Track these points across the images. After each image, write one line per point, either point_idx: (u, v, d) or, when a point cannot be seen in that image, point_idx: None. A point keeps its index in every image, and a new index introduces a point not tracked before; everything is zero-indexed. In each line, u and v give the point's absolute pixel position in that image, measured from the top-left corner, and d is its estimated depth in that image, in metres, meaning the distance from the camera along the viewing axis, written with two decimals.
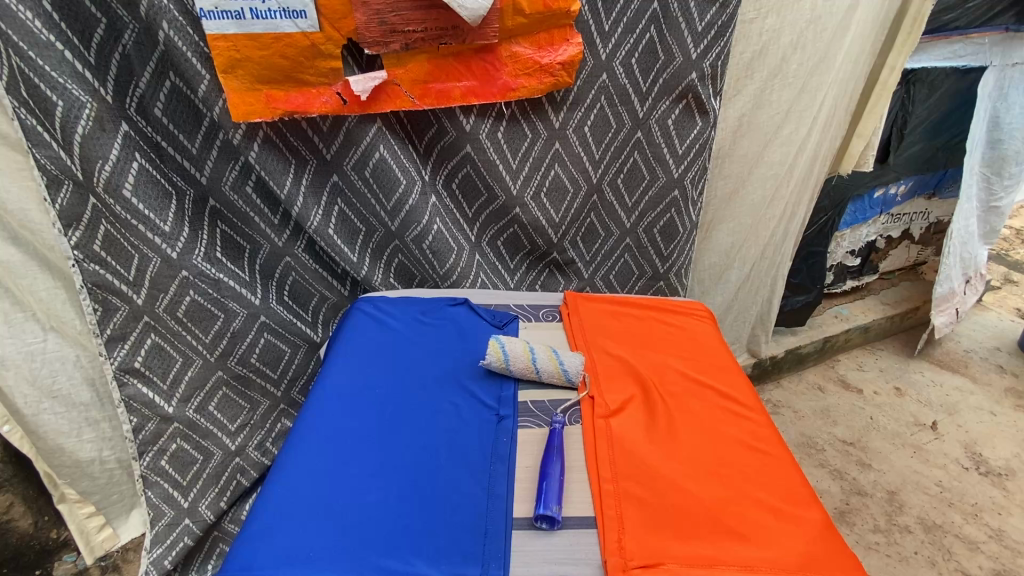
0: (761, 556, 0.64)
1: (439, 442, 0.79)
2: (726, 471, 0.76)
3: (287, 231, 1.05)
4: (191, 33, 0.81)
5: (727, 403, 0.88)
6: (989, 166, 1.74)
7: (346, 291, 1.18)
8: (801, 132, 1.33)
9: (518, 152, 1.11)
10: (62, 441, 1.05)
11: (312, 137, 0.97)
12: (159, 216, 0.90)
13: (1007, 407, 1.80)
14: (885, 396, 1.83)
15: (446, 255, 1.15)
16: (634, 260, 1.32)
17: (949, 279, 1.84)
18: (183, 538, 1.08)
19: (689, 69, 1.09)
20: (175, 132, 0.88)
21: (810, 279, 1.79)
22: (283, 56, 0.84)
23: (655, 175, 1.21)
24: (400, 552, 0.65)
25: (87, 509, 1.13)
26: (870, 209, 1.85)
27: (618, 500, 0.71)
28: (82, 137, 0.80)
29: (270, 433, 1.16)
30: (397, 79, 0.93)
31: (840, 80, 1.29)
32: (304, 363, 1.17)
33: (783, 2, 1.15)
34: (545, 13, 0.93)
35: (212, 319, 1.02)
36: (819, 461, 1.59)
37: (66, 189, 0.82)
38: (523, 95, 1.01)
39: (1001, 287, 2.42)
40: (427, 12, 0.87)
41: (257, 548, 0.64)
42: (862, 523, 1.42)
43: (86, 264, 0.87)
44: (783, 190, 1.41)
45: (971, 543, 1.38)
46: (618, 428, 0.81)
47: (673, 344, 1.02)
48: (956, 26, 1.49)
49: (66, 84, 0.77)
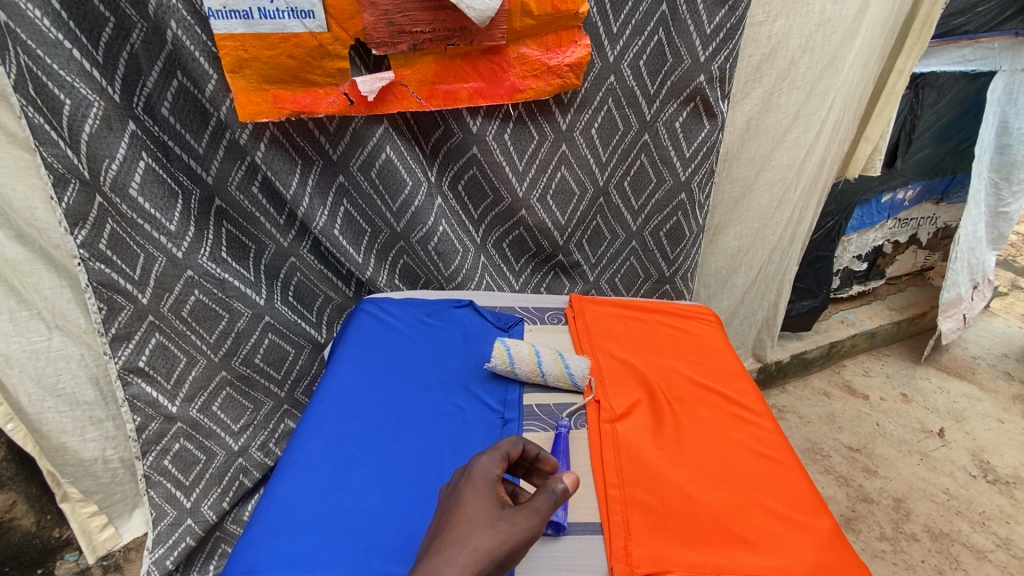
0: (769, 564, 0.63)
1: (443, 445, 0.79)
2: (734, 477, 0.75)
3: (292, 231, 1.05)
4: (199, 31, 0.81)
5: (735, 409, 0.87)
6: (998, 171, 1.72)
7: (350, 292, 1.19)
8: (809, 136, 1.32)
9: (525, 154, 1.10)
10: (66, 440, 1.05)
11: (318, 138, 0.97)
12: (165, 216, 0.90)
13: (1015, 415, 1.78)
14: (892, 402, 1.82)
15: (451, 256, 1.15)
16: (639, 263, 1.31)
17: (956, 284, 1.83)
18: (185, 538, 1.08)
19: (696, 72, 1.08)
20: (182, 131, 0.88)
21: (816, 284, 1.78)
22: (291, 55, 0.84)
23: (662, 178, 1.20)
24: (403, 556, 0.64)
25: (89, 508, 1.13)
26: (877, 213, 1.84)
27: (624, 506, 0.70)
28: (89, 136, 0.80)
29: (273, 435, 1.16)
30: (404, 80, 0.93)
31: (849, 83, 1.28)
32: (308, 363, 1.17)
33: (792, 5, 1.14)
34: (554, 14, 0.92)
35: (217, 319, 1.01)
36: (825, 467, 1.57)
37: (73, 188, 0.82)
38: (531, 96, 1.01)
39: (1009, 293, 2.40)
40: (435, 12, 0.86)
41: (259, 551, 0.63)
42: (869, 531, 1.40)
43: (91, 263, 0.87)
44: (792, 193, 1.39)
45: (979, 552, 1.36)
46: (625, 433, 0.80)
47: (679, 347, 1.02)
48: (966, 30, 1.47)
49: (73, 83, 0.76)
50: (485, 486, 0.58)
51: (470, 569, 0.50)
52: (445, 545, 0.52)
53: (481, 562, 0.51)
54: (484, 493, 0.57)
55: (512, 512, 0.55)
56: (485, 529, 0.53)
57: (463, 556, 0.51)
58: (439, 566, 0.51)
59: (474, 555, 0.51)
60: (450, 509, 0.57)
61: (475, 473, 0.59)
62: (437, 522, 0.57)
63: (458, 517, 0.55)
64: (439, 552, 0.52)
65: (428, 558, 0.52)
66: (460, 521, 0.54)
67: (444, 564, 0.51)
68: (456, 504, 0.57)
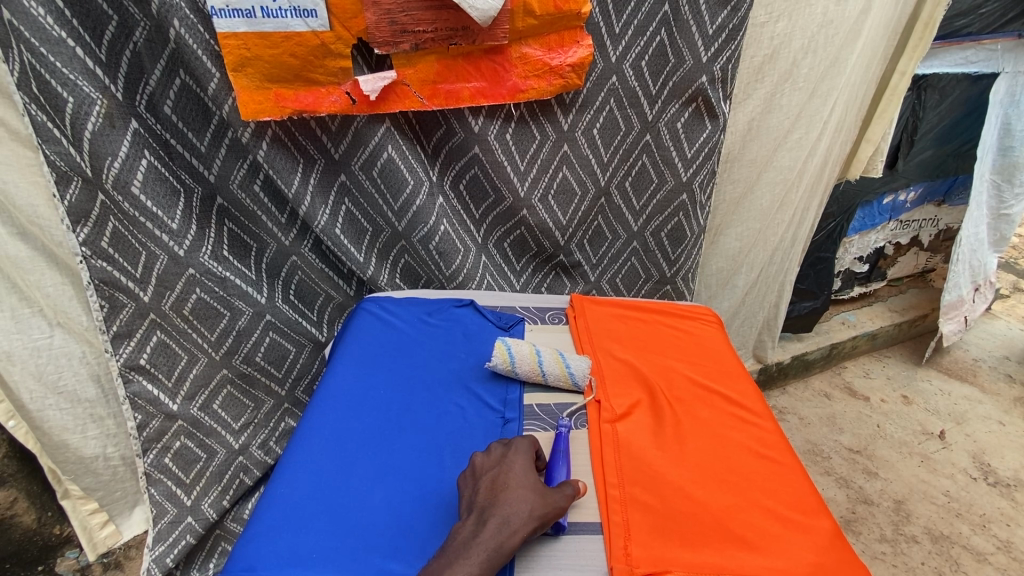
0: (769, 565, 0.63)
1: (443, 443, 0.79)
2: (734, 478, 0.75)
3: (294, 230, 1.06)
4: (202, 30, 0.81)
5: (735, 409, 0.87)
6: (999, 173, 1.72)
7: (351, 291, 1.19)
8: (811, 137, 1.32)
9: (527, 154, 1.11)
10: (67, 437, 1.05)
11: (320, 137, 0.97)
12: (166, 214, 0.90)
13: (1016, 417, 1.78)
14: (892, 404, 1.81)
15: (452, 256, 1.15)
16: (640, 264, 1.31)
17: (958, 286, 1.83)
18: (185, 536, 1.08)
19: (698, 73, 1.08)
20: (185, 130, 0.89)
21: (817, 285, 1.78)
22: (293, 54, 0.84)
23: (663, 179, 1.20)
24: (404, 555, 0.64)
25: (89, 506, 1.14)
26: (879, 215, 1.84)
27: (624, 507, 0.70)
28: (92, 133, 0.80)
29: (273, 433, 1.16)
30: (406, 79, 0.93)
31: (851, 85, 1.28)
32: (309, 362, 1.17)
33: (795, 5, 1.14)
34: (556, 14, 0.92)
35: (218, 317, 1.01)
36: (825, 469, 1.57)
37: (75, 185, 0.82)
38: (533, 96, 1.01)
39: (1011, 295, 2.39)
40: (437, 12, 0.86)
41: (260, 549, 0.64)
42: (869, 532, 1.40)
43: (93, 261, 0.87)
44: (794, 193, 1.39)
45: (979, 554, 1.36)
46: (625, 433, 0.80)
47: (679, 348, 1.02)
48: (969, 32, 1.47)
49: (76, 81, 0.76)
50: (528, 462, 0.70)
51: (529, 521, 0.62)
52: (511, 500, 0.63)
53: (535, 519, 0.63)
54: (529, 468, 0.69)
55: (554, 490, 0.67)
56: (538, 496, 0.65)
57: (526, 512, 0.62)
58: (509, 517, 0.61)
59: (533, 514, 0.63)
60: (501, 471, 0.67)
61: (519, 450, 0.71)
62: (484, 479, 0.67)
63: (512, 480, 0.66)
64: (506, 505, 0.62)
65: (496, 508, 0.62)
66: (516, 484, 0.65)
67: (512, 516, 0.62)
68: (508, 469, 0.67)
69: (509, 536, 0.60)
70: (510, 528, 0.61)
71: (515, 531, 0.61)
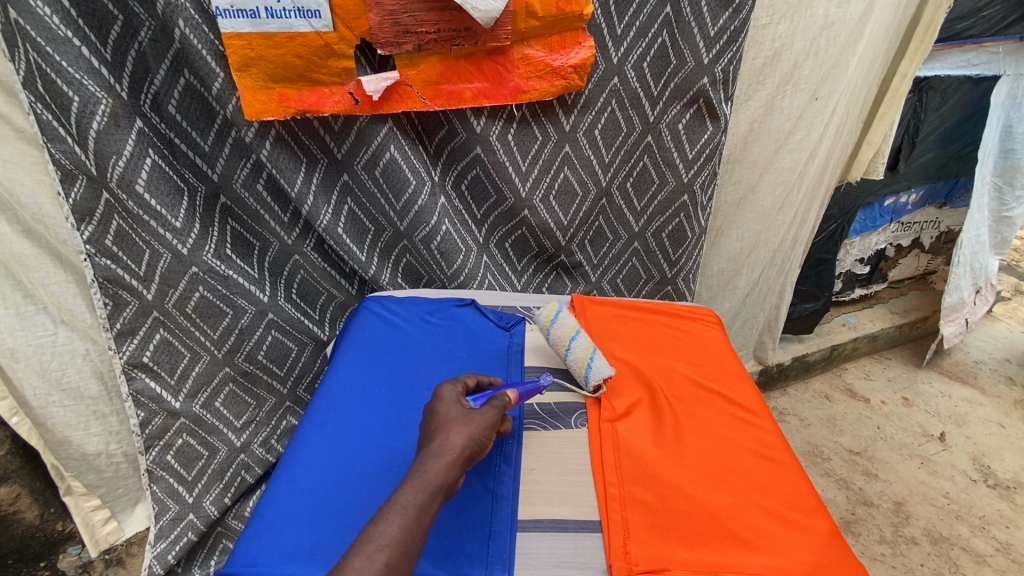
0: (767, 564, 0.64)
1: None
2: (733, 477, 0.75)
3: (296, 229, 1.06)
4: (207, 30, 0.81)
5: (734, 409, 0.88)
6: (1000, 175, 1.72)
7: (353, 291, 1.19)
8: (812, 138, 1.32)
9: (528, 155, 1.11)
10: (70, 434, 1.06)
11: (323, 137, 0.98)
12: (171, 212, 0.91)
13: (1016, 420, 1.78)
14: (892, 406, 1.81)
15: (454, 256, 1.15)
16: (641, 264, 1.31)
17: (958, 288, 1.83)
18: (187, 533, 1.09)
19: (700, 74, 1.09)
20: (189, 129, 0.89)
21: (818, 286, 1.78)
22: (297, 55, 0.85)
23: (664, 180, 1.21)
24: None
25: (92, 502, 1.14)
26: (880, 217, 1.85)
27: (624, 505, 0.70)
28: (97, 132, 0.81)
29: (275, 431, 1.16)
30: (409, 80, 0.93)
31: (852, 87, 1.28)
32: (311, 361, 1.18)
33: (796, 8, 1.14)
34: (557, 15, 0.93)
35: (221, 316, 1.02)
36: (825, 470, 1.57)
37: (80, 184, 0.82)
38: (535, 97, 1.02)
39: (1012, 298, 2.39)
40: (440, 13, 0.87)
41: (260, 546, 0.64)
42: (868, 534, 1.41)
43: (97, 259, 0.87)
44: (795, 195, 1.40)
45: (978, 556, 1.36)
46: (626, 433, 0.81)
47: (680, 348, 1.02)
48: (969, 34, 1.47)
49: (82, 80, 0.77)
50: (454, 397, 0.69)
51: (460, 446, 0.62)
52: (439, 434, 0.63)
53: (468, 442, 0.63)
54: (455, 400, 0.68)
55: (481, 415, 0.67)
56: (465, 422, 0.65)
57: (455, 439, 0.62)
58: (440, 448, 0.61)
59: (466, 440, 0.63)
60: (429, 414, 0.67)
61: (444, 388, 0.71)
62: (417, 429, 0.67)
63: (438, 417, 0.66)
64: (435, 440, 0.63)
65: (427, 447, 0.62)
66: (442, 419, 0.65)
67: (444, 446, 0.62)
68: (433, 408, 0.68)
69: (438, 461, 0.60)
70: (437, 454, 0.61)
71: (445, 455, 0.61)
